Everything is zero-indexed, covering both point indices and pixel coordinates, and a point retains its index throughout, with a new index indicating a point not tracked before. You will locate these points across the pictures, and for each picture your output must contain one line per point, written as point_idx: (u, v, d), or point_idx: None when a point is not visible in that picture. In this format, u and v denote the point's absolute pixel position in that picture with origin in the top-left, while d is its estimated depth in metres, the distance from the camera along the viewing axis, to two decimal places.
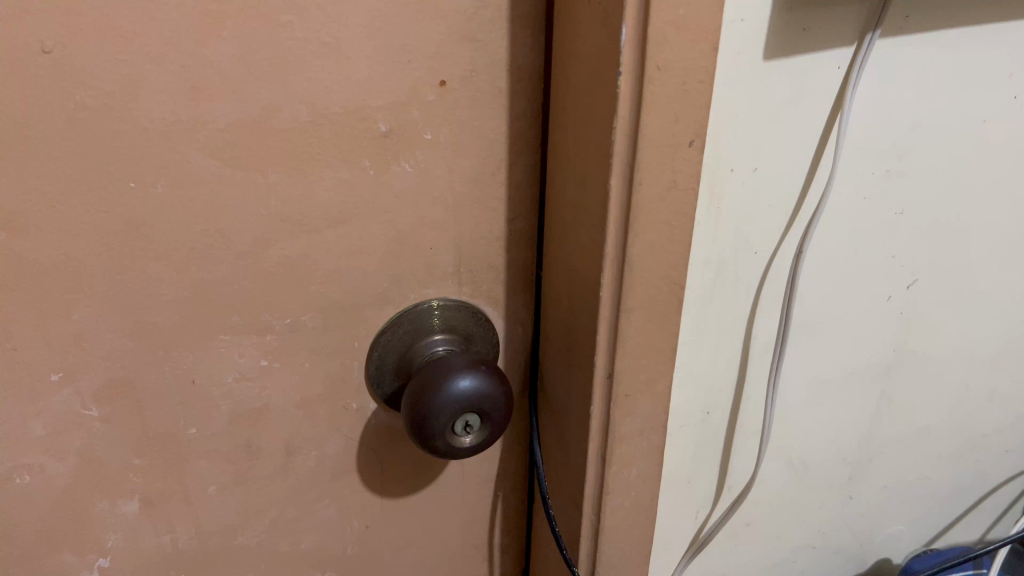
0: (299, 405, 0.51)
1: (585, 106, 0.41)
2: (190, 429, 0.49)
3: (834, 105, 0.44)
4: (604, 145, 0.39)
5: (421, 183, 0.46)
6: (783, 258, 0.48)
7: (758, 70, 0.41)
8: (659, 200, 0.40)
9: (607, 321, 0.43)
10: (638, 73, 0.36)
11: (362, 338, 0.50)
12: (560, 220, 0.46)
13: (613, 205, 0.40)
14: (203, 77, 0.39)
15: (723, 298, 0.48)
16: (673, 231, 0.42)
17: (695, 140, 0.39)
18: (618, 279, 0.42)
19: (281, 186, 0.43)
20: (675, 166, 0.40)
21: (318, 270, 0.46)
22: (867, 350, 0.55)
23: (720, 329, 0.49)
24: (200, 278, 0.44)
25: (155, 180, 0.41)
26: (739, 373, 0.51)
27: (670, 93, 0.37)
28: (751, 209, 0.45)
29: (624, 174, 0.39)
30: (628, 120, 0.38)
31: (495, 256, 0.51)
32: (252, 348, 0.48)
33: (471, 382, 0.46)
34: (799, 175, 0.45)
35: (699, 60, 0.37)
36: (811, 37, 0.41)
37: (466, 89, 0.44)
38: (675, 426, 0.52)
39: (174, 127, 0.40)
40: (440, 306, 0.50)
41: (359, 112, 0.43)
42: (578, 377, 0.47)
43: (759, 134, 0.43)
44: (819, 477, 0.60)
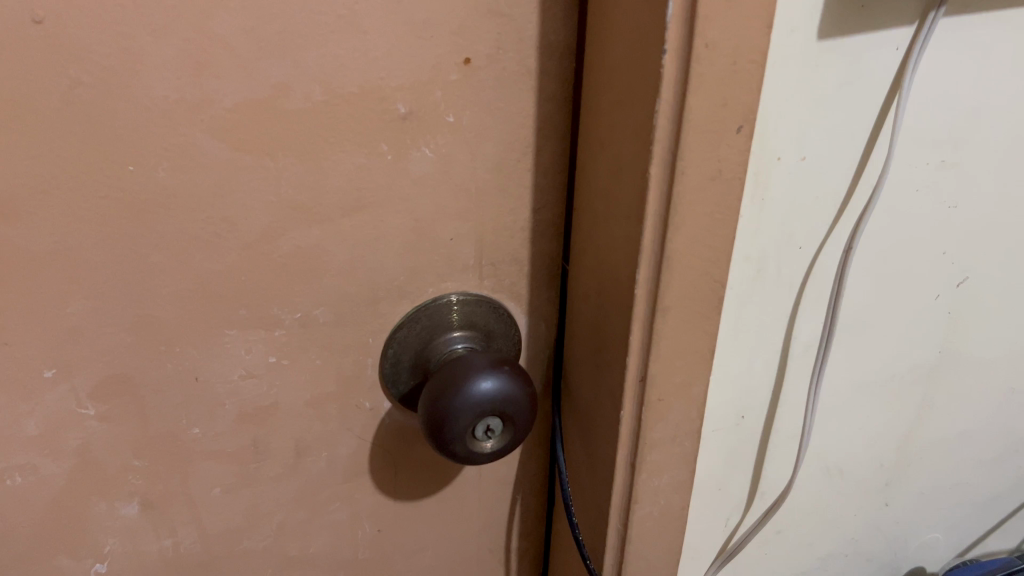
0: (309, 404, 0.48)
1: (622, 87, 0.37)
2: (194, 429, 0.46)
3: (890, 89, 0.40)
4: (643, 130, 0.36)
5: (442, 169, 0.43)
6: (829, 254, 0.45)
7: (810, 49, 0.37)
8: (702, 190, 0.37)
9: (642, 321, 0.40)
10: (685, 51, 0.33)
11: (377, 334, 0.47)
12: (591, 210, 0.43)
13: (651, 196, 0.37)
14: (209, 52, 0.36)
15: (764, 295, 0.45)
16: (715, 224, 0.38)
17: (743, 126, 0.36)
18: (655, 275, 0.39)
19: (292, 171, 0.40)
20: (720, 154, 0.36)
21: (331, 263, 0.43)
22: (911, 352, 0.51)
23: (759, 329, 0.46)
24: (205, 269, 0.41)
25: (157, 163, 0.38)
26: (778, 376, 0.48)
27: (718, 73, 0.34)
28: (797, 201, 0.42)
29: (665, 162, 0.36)
30: (671, 103, 0.35)
31: (520, 249, 0.47)
32: (260, 343, 0.45)
33: (493, 383, 0.43)
34: (849, 166, 0.42)
35: (752, 38, 0.34)
36: (869, 14, 0.38)
37: (492, 68, 0.41)
38: (707, 430, 0.49)
39: (177, 106, 0.37)
40: (461, 301, 0.47)
41: (376, 92, 0.39)
42: (607, 379, 0.44)
43: (810, 119, 0.40)
44: (856, 484, 0.57)
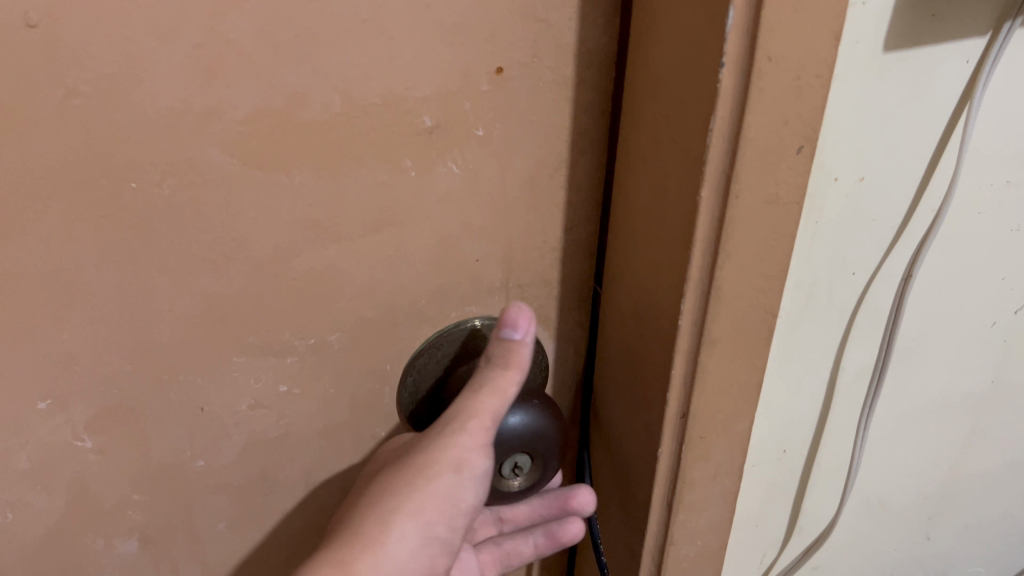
0: (321, 434, 0.44)
1: (669, 100, 0.34)
2: (198, 462, 0.43)
3: (958, 103, 0.37)
4: (695, 150, 0.32)
5: (469, 185, 0.40)
6: (884, 280, 0.41)
7: (876, 62, 0.34)
8: (756, 215, 0.33)
9: (686, 356, 0.37)
10: (745, 65, 0.29)
11: (395, 360, 0.43)
12: (629, 231, 0.40)
13: (701, 222, 0.33)
14: (219, 58, 0.33)
15: (814, 325, 0.42)
16: (770, 251, 0.35)
17: (805, 146, 0.32)
18: (701, 307, 0.35)
19: (307, 188, 0.37)
20: (779, 176, 0.33)
21: (349, 285, 0.40)
22: (962, 381, 0.48)
23: (806, 360, 0.43)
24: (212, 292, 0.38)
25: (161, 180, 0.35)
26: (824, 408, 0.45)
27: (781, 88, 0.30)
28: (854, 226, 0.39)
29: (718, 186, 0.32)
30: (727, 121, 0.31)
31: (550, 270, 0.44)
32: (270, 372, 0.41)
33: (520, 418, 0.40)
34: (910, 188, 0.39)
35: (821, 50, 0.30)
36: (940, 25, 0.34)
37: (526, 77, 0.37)
38: (748, 466, 0.46)
39: (184, 118, 0.34)
40: (484, 326, 0.44)
41: (401, 104, 0.36)
42: (645, 414, 0.41)
43: (870, 138, 0.36)
44: (897, 516, 0.54)
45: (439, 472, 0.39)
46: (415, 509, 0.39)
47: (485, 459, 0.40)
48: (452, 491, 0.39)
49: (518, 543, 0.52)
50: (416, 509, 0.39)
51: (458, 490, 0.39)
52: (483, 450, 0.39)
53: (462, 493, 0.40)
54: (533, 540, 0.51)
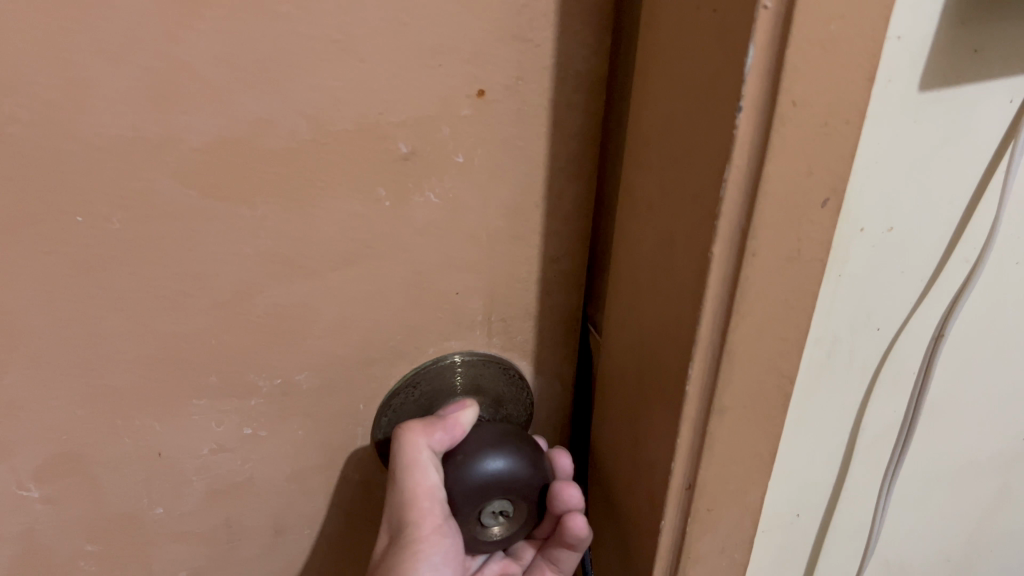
0: (290, 478, 0.41)
1: (676, 143, 0.31)
2: (156, 509, 0.39)
3: (998, 147, 0.34)
4: (704, 201, 0.29)
5: (449, 217, 0.37)
6: (911, 334, 0.39)
7: (910, 103, 0.31)
8: (776, 274, 0.30)
9: (695, 419, 0.34)
10: (766, 109, 0.26)
11: (370, 400, 0.40)
12: (631, 280, 0.37)
13: (711, 281, 0.30)
14: (174, 83, 0.30)
15: (835, 382, 0.39)
16: (790, 313, 0.32)
17: (830, 200, 0.29)
18: (712, 370, 0.32)
19: (273, 220, 0.34)
20: (801, 232, 0.30)
21: (320, 322, 0.37)
22: (990, 429, 0.46)
23: (824, 418, 0.41)
24: (169, 332, 0.35)
25: (111, 213, 0.32)
26: (843, 462, 0.43)
27: (807, 138, 0.27)
28: (881, 279, 0.36)
29: (732, 240, 0.29)
30: (744, 170, 0.27)
31: (536, 302, 0.41)
32: (233, 414, 0.38)
33: (501, 465, 0.37)
34: (942, 238, 0.36)
35: (853, 93, 0.27)
36: (983, 62, 0.32)
37: (510, 100, 0.35)
38: (759, 531, 0.45)
39: (135, 146, 0.31)
40: (464, 362, 0.41)
41: (374, 129, 0.34)
42: (649, 479, 0.38)
43: (901, 186, 0.34)
44: (916, 561, 0.53)
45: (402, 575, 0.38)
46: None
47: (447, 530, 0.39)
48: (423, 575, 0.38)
49: (553, 548, 0.43)
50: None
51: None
52: (437, 533, 0.38)
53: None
54: (560, 544, 0.42)
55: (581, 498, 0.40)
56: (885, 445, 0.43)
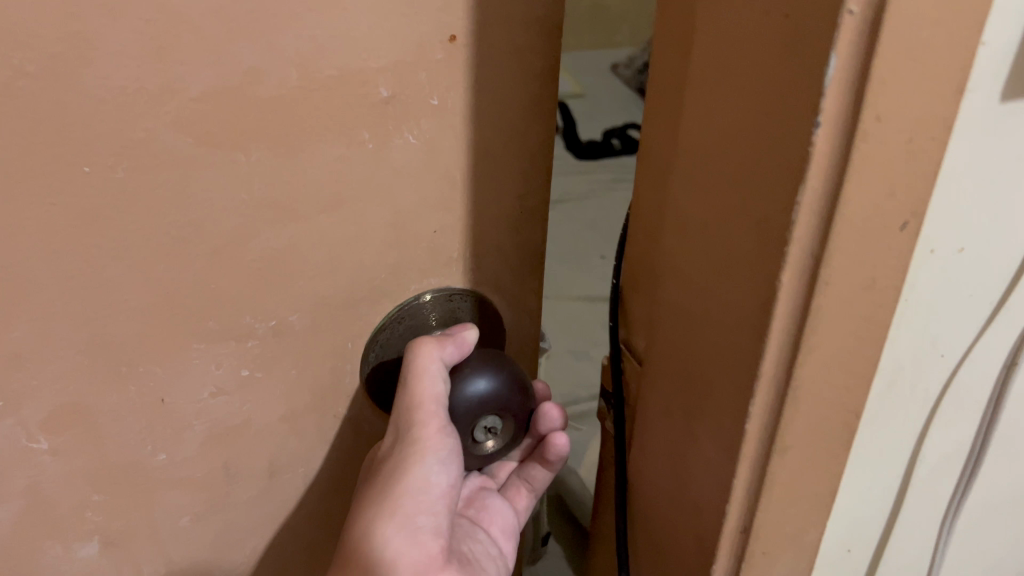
0: (283, 418, 0.43)
1: (726, 162, 0.31)
2: (159, 455, 0.41)
3: None
4: (773, 222, 0.29)
5: (425, 157, 0.40)
6: (971, 354, 0.42)
7: (992, 113, 0.32)
8: (850, 297, 0.31)
9: (763, 429, 0.34)
10: (847, 125, 0.26)
11: (357, 338, 0.43)
12: (677, 308, 0.36)
13: (780, 300, 0.30)
14: (173, 34, 0.32)
15: (901, 405, 0.42)
16: (862, 330, 0.32)
17: (908, 221, 0.30)
18: (780, 385, 0.33)
19: (265, 165, 0.36)
20: (878, 255, 0.30)
21: (311, 263, 0.40)
22: None
23: (889, 436, 0.43)
24: (169, 278, 0.37)
25: (115, 163, 0.34)
26: (903, 480, 0.46)
27: (889, 158, 0.28)
28: (949, 302, 0.39)
29: (807, 261, 0.29)
30: (820, 189, 0.28)
31: (506, 239, 0.44)
32: (230, 356, 0.40)
33: (487, 384, 0.40)
34: (1008, 263, 0.39)
35: (938, 109, 0.27)
36: None
37: (477, 44, 0.38)
38: (819, 561, 0.48)
39: (137, 97, 0.33)
40: (440, 300, 0.44)
41: (357, 75, 0.36)
42: (706, 492, 0.38)
43: (975, 209, 0.36)
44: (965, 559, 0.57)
45: (405, 474, 0.39)
46: (397, 515, 0.40)
47: (449, 436, 0.40)
48: (425, 476, 0.40)
49: (529, 468, 0.49)
50: (398, 516, 0.40)
51: (429, 479, 0.40)
52: (442, 433, 0.40)
53: (435, 478, 0.40)
54: (537, 463, 0.48)
55: (565, 417, 0.46)
56: (944, 452, 0.46)
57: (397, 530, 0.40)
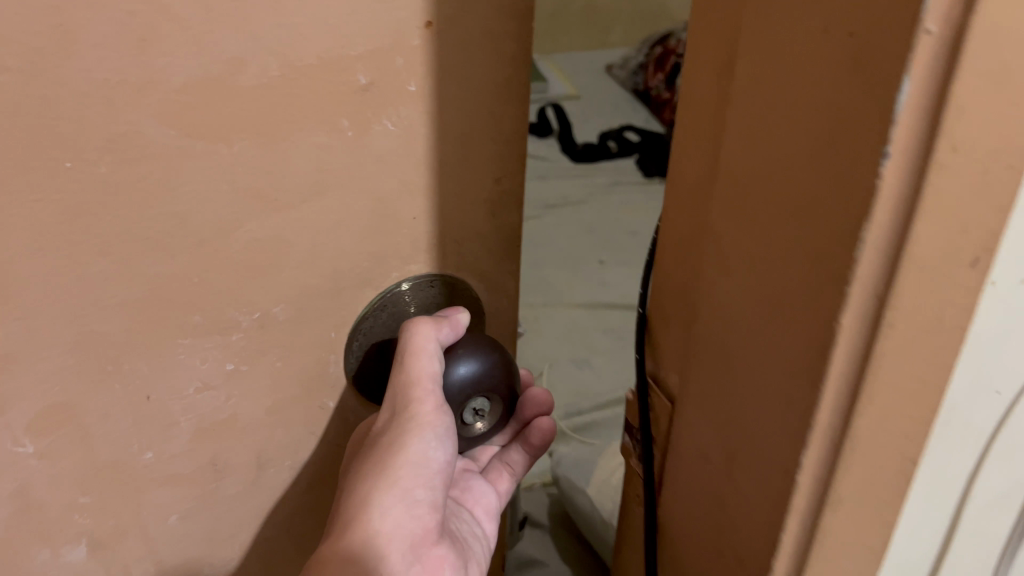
0: (270, 410, 0.43)
1: (773, 191, 0.29)
2: (148, 454, 0.41)
3: None
4: (828, 256, 0.28)
5: (404, 144, 0.40)
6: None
7: None
8: (916, 331, 0.29)
9: (817, 466, 0.33)
10: (919, 153, 0.25)
11: (340, 327, 0.43)
12: (718, 338, 0.35)
13: (842, 333, 0.28)
14: (155, 26, 0.32)
15: (955, 441, 0.41)
16: (925, 369, 0.31)
17: (980, 259, 0.28)
18: (839, 422, 0.31)
19: (247, 155, 0.37)
20: (943, 293, 0.29)
21: (295, 254, 0.40)
22: None
23: (944, 473, 0.42)
24: (154, 272, 0.37)
25: (98, 158, 0.34)
26: (955, 517, 0.46)
27: (963, 190, 0.26)
28: (1009, 336, 0.38)
29: (868, 296, 0.28)
30: (884, 222, 0.26)
31: (482, 224, 0.45)
32: (216, 350, 0.40)
33: (470, 369, 0.41)
34: None
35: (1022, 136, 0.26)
36: None
37: (455, 30, 0.38)
38: None
39: (120, 90, 0.33)
40: (418, 287, 0.44)
41: (336, 63, 0.36)
42: (753, 527, 0.37)
43: None
44: None
45: (404, 445, 0.40)
46: (393, 484, 0.40)
47: (444, 413, 0.41)
48: (422, 452, 0.40)
49: (509, 452, 0.50)
50: (394, 484, 0.40)
51: (427, 453, 0.41)
52: (438, 409, 0.41)
53: (433, 455, 0.41)
54: (519, 447, 0.49)
55: (553, 399, 0.49)
56: (994, 487, 0.46)
57: (395, 504, 0.40)
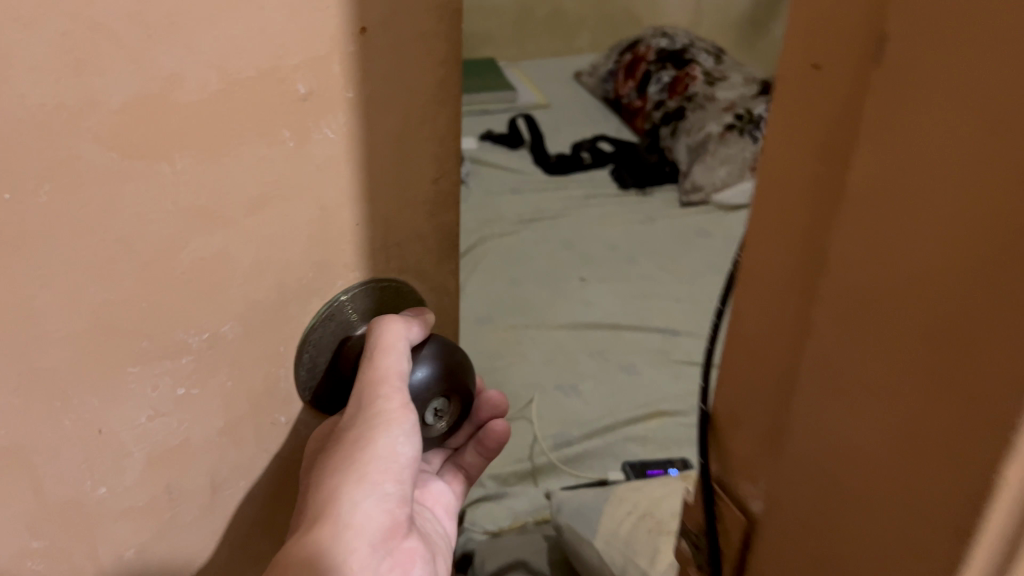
0: (221, 431, 0.43)
1: (908, 318, 0.27)
2: (99, 489, 0.40)
3: None
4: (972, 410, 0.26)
5: (343, 149, 0.40)
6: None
7: None
8: None
9: None
10: None
11: (289, 339, 0.43)
12: (822, 438, 0.33)
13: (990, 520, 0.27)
14: (93, 43, 0.31)
15: None
16: None
17: None
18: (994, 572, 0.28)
19: (190, 173, 0.35)
20: None
21: (239, 269, 0.39)
22: None
23: None
24: (100, 303, 0.35)
25: (37, 185, 0.32)
26: None
27: None
28: None
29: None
30: None
31: (422, 224, 0.46)
32: (166, 376, 0.39)
33: (424, 372, 0.44)
34: None
35: None
36: None
37: (385, 35, 0.39)
38: None
39: (58, 114, 0.31)
40: (357, 296, 0.45)
41: (276, 73, 0.36)
42: None
43: None
44: None
45: (370, 436, 0.41)
46: (363, 479, 0.40)
47: (410, 411, 0.42)
48: (388, 447, 0.41)
49: (462, 454, 0.54)
50: (364, 479, 0.40)
51: (397, 448, 0.41)
52: (405, 406, 0.42)
53: (400, 450, 0.41)
54: (473, 450, 0.53)
55: (506, 402, 0.52)
56: None
57: (361, 497, 0.40)
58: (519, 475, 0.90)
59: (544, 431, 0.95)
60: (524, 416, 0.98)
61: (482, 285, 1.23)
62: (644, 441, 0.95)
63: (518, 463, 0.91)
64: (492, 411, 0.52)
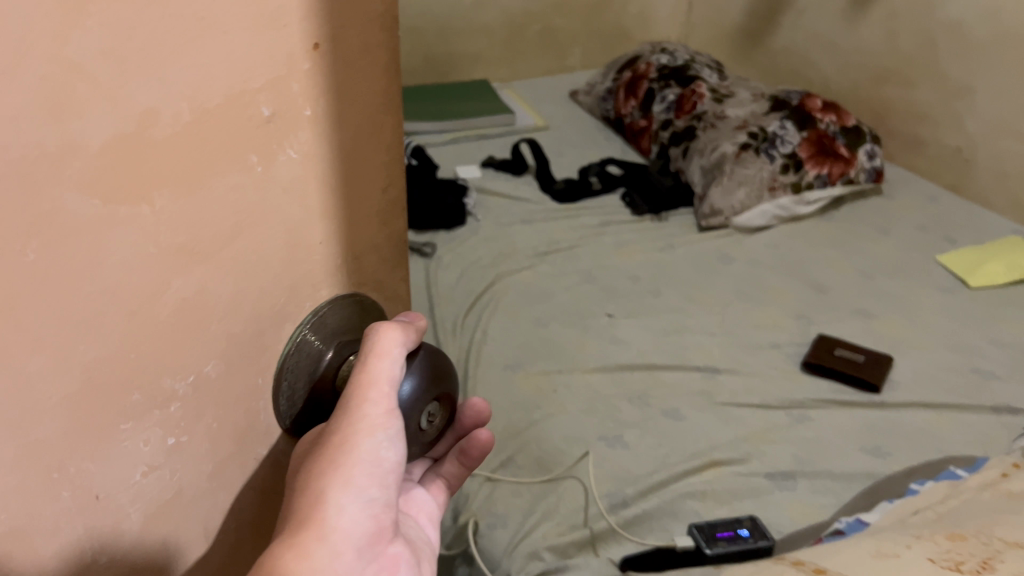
0: (209, 474, 0.41)
1: None
2: (100, 559, 0.37)
3: None
4: None
5: (307, 168, 0.39)
6: None
7: None
8: None
9: None
10: None
11: (265, 369, 0.42)
12: None
13: None
14: (70, 84, 0.28)
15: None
16: None
17: None
18: None
19: (168, 211, 0.34)
20: None
21: (217, 304, 0.38)
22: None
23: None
24: (90, 359, 0.33)
25: (24, 245, 0.29)
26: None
27: None
28: None
29: None
30: None
31: (375, 236, 0.46)
32: (157, 427, 0.37)
33: (410, 386, 0.43)
34: None
35: None
36: None
37: (336, 48, 0.38)
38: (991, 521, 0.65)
39: (37, 165, 0.28)
40: (318, 320, 0.44)
41: (242, 97, 0.35)
42: None
43: None
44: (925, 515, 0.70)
45: (354, 437, 0.40)
46: (347, 480, 0.39)
47: (395, 416, 0.41)
48: (373, 451, 0.40)
49: (442, 464, 0.53)
50: (348, 480, 0.39)
51: (380, 450, 0.40)
52: (391, 411, 0.41)
53: (384, 455, 0.41)
54: (454, 459, 0.53)
55: (489, 408, 0.52)
56: None
57: (342, 499, 0.39)
58: (575, 544, 0.70)
59: (596, 489, 0.76)
60: (573, 474, 0.78)
61: (500, 328, 1.01)
62: (703, 494, 0.75)
63: (574, 530, 0.72)
64: (474, 419, 0.52)
